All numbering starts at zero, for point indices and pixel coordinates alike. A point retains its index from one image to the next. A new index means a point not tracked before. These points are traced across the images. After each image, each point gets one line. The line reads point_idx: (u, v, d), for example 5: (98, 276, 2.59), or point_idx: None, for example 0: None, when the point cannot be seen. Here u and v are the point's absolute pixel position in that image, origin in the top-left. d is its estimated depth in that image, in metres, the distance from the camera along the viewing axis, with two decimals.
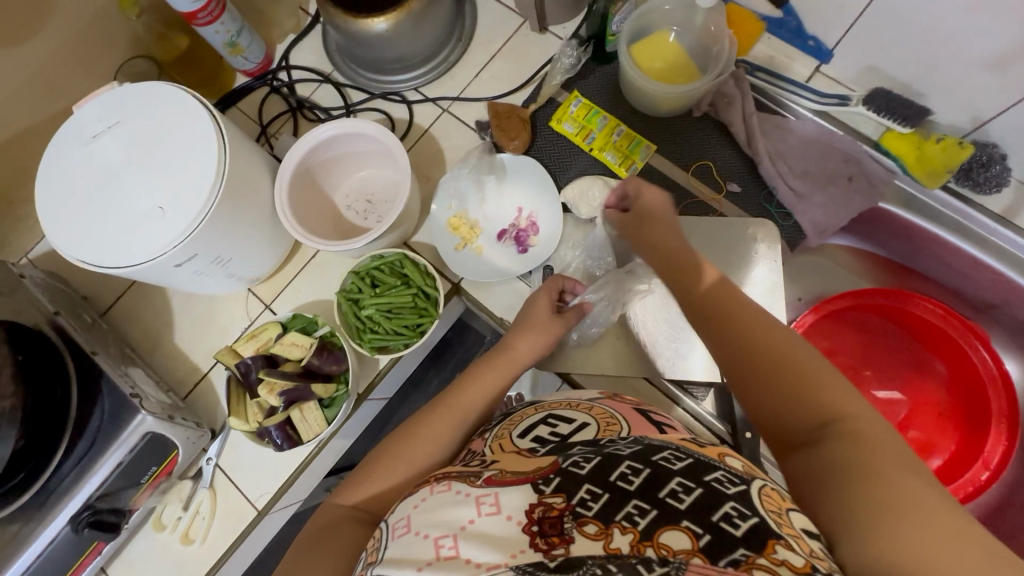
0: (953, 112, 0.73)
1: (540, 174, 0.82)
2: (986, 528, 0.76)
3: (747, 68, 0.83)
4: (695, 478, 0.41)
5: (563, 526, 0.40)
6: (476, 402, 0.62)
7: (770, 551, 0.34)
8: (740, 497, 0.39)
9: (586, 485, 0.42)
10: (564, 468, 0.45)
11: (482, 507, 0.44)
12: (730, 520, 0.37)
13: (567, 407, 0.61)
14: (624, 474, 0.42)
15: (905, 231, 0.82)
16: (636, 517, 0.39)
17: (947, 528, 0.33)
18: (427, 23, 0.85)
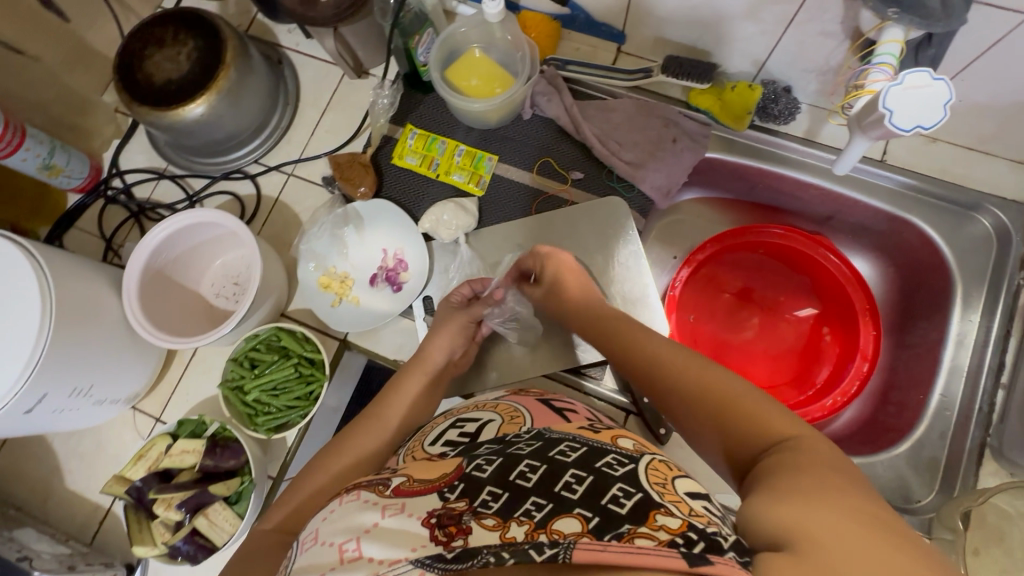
0: (738, 60, 0.81)
1: (394, 212, 0.84)
2: (874, 417, 0.82)
3: (557, 64, 0.88)
4: (588, 467, 0.44)
5: (461, 519, 0.41)
6: (399, 421, 0.63)
7: (650, 520, 0.37)
8: (627, 477, 0.43)
9: (488, 487, 0.44)
10: (468, 474, 0.46)
11: (387, 510, 0.44)
12: (616, 500, 0.39)
13: (474, 410, 0.64)
14: (523, 472, 0.45)
15: (735, 172, 0.89)
16: (533, 512, 0.40)
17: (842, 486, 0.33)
18: (244, 96, 0.85)
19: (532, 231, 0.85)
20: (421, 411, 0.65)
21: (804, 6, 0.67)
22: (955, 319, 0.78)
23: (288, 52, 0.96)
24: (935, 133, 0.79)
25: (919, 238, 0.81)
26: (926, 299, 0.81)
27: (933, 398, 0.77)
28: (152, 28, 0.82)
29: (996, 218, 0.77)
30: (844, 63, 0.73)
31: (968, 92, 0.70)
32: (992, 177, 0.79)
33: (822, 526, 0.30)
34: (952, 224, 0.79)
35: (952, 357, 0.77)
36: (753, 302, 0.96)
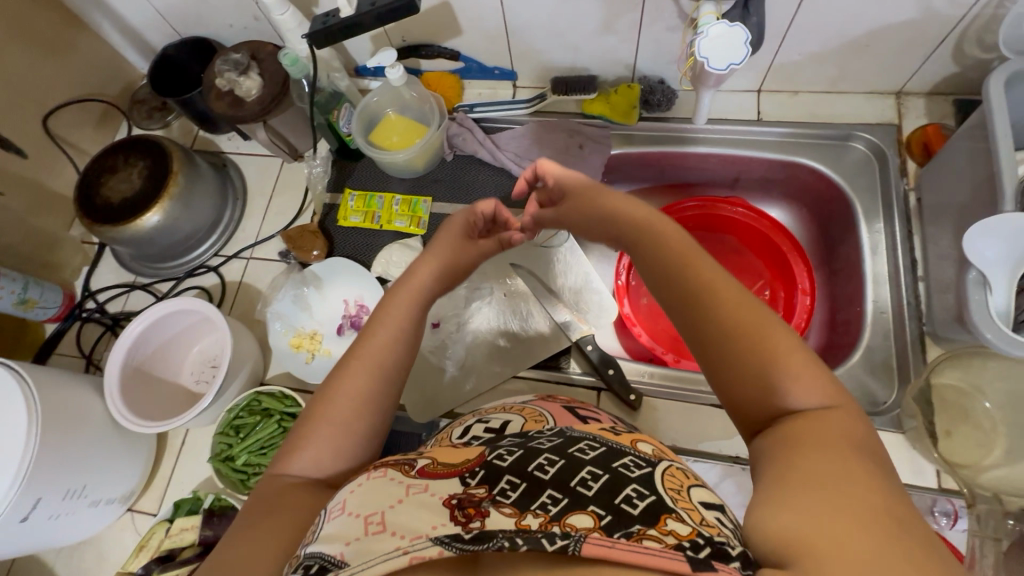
0: (613, 68, 0.94)
1: (348, 265, 0.91)
2: (830, 341, 0.87)
3: (465, 109, 1.00)
4: (604, 467, 0.48)
5: (481, 503, 0.43)
6: (389, 345, 0.59)
7: (661, 523, 0.40)
8: (642, 479, 0.47)
9: (506, 477, 0.47)
10: (489, 462, 0.49)
11: (412, 490, 0.46)
12: (629, 501, 0.43)
13: (502, 412, 0.68)
14: (541, 465, 0.48)
15: (643, 162, 0.99)
16: (549, 505, 0.43)
17: (895, 546, 0.31)
18: (196, 198, 0.94)
19: None
20: (412, 342, 0.61)
21: (645, 9, 0.80)
22: (865, 232, 0.85)
23: (231, 155, 1.07)
24: (795, 86, 0.91)
25: (811, 174, 0.91)
26: (840, 227, 0.90)
27: (868, 307, 0.81)
28: (104, 158, 0.92)
29: (867, 140, 0.88)
30: None
31: (802, 44, 0.83)
32: (855, 109, 0.90)
33: (837, 552, 0.31)
34: (835, 156, 0.89)
35: (872, 266, 0.83)
36: None
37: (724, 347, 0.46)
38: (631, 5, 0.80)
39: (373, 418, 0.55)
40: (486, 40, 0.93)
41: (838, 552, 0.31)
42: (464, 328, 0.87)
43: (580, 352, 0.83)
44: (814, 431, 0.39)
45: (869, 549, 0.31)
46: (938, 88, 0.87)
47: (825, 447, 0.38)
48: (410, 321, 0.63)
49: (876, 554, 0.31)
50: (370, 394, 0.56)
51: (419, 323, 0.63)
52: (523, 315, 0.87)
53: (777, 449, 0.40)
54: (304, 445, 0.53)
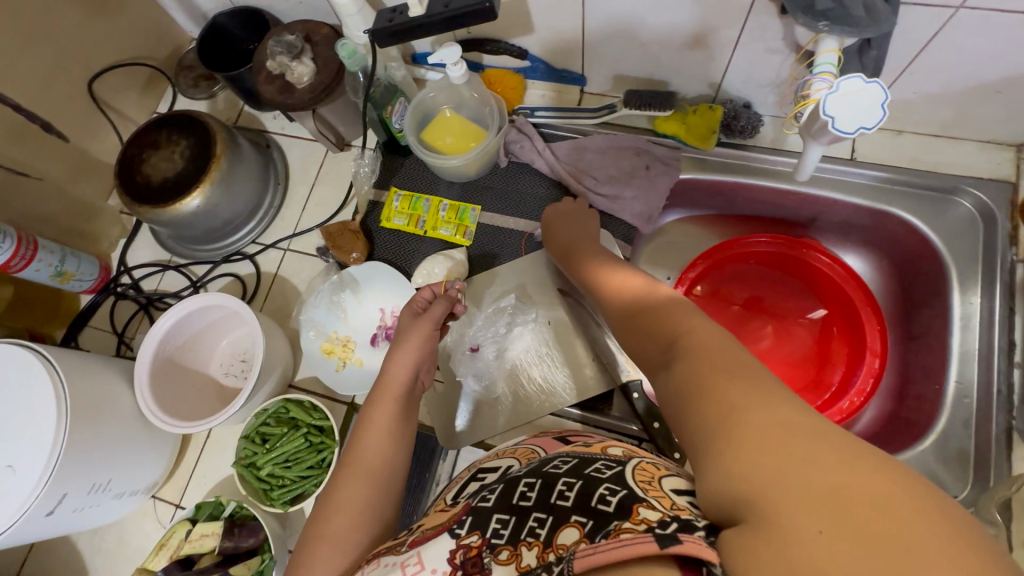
0: (694, 84, 0.85)
1: (388, 273, 0.87)
2: (897, 413, 0.80)
3: (526, 112, 0.93)
4: (578, 473, 0.45)
5: (482, 563, 0.41)
6: (379, 454, 0.58)
7: (634, 515, 0.36)
8: (615, 478, 0.43)
9: (495, 515, 0.44)
10: (475, 506, 0.46)
11: (409, 568, 0.44)
12: (603, 500, 0.39)
13: (497, 458, 0.61)
14: (523, 492, 0.44)
15: (713, 190, 0.91)
16: (537, 529, 0.40)
17: (816, 446, 0.31)
18: (237, 183, 0.90)
19: (524, 273, 0.87)
20: (402, 439, 0.61)
21: (746, 28, 0.71)
22: (957, 302, 0.76)
23: (275, 136, 1.02)
24: (900, 125, 0.81)
25: (903, 227, 0.82)
26: (924, 290, 0.81)
27: (950, 387, 0.74)
28: (146, 133, 0.89)
29: (976, 199, 0.78)
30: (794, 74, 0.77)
31: (921, 84, 0.72)
32: (965, 159, 0.80)
33: (770, 483, 0.31)
34: (935, 211, 0.80)
35: (960, 341, 0.75)
36: (762, 310, 0.94)
37: (655, 349, 0.48)
38: (731, 22, 0.71)
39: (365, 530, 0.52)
40: (559, 41, 0.84)
41: (784, 490, 0.30)
42: (502, 354, 0.83)
43: (623, 396, 0.78)
44: (701, 368, 0.39)
45: (799, 467, 0.30)
46: None
47: (722, 377, 0.38)
48: (397, 414, 0.62)
49: (801, 468, 0.30)
50: (365, 500, 0.54)
51: (404, 419, 0.62)
52: (568, 347, 0.82)
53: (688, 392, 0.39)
54: (309, 568, 0.50)
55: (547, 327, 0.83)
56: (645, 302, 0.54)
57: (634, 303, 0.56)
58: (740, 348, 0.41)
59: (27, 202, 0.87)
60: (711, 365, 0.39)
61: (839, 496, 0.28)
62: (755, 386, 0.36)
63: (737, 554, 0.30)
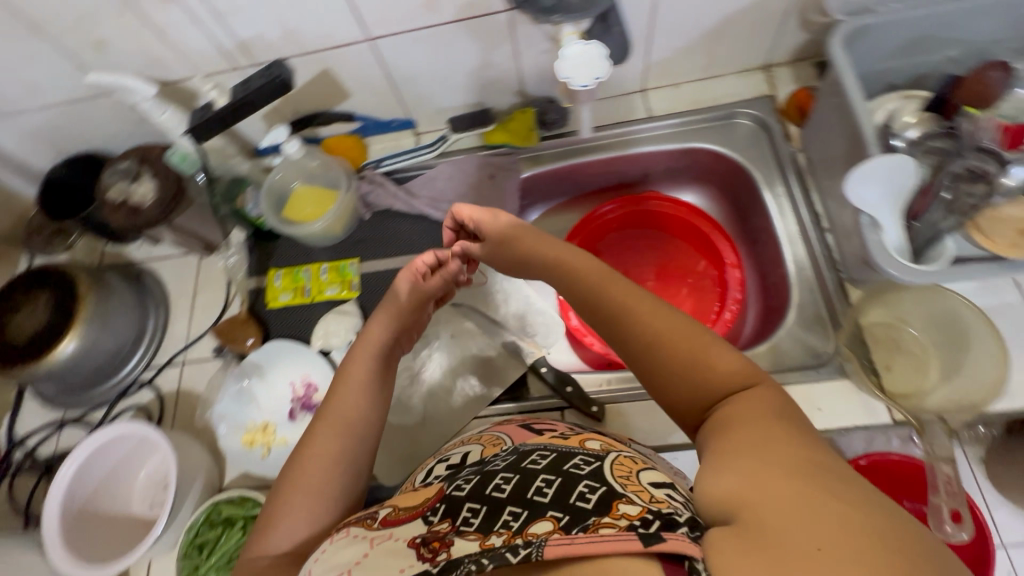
0: (504, 97, 0.97)
1: (288, 347, 0.89)
2: (767, 305, 0.91)
3: (373, 165, 1.01)
4: (557, 470, 0.47)
5: (446, 536, 0.43)
6: (361, 409, 0.61)
7: (614, 510, 0.40)
8: (593, 474, 0.46)
9: (467, 504, 0.46)
10: (449, 495, 0.48)
11: (375, 541, 0.46)
12: (583, 497, 0.43)
13: (463, 444, 0.63)
14: (499, 485, 0.47)
15: (556, 178, 1.02)
16: (511, 521, 0.42)
17: (828, 491, 0.35)
18: (113, 316, 0.91)
19: None
20: (379, 392, 0.64)
21: (517, 40, 0.84)
22: (768, 196, 0.90)
23: (144, 263, 1.03)
24: (675, 79, 0.97)
25: (710, 156, 0.97)
26: (746, 199, 0.96)
27: (790, 267, 0.86)
28: (5, 298, 0.88)
29: (751, 115, 0.94)
30: None
31: (668, 42, 0.88)
32: (732, 90, 0.96)
33: (776, 504, 0.35)
34: (726, 135, 0.95)
35: (784, 227, 0.88)
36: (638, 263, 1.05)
37: (676, 389, 0.49)
38: (503, 39, 0.84)
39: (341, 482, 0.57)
40: (376, 97, 0.94)
41: (785, 511, 0.34)
42: (417, 380, 0.86)
43: (536, 374, 0.84)
44: (739, 413, 0.45)
45: (807, 500, 0.34)
46: (799, 57, 0.94)
47: (752, 423, 0.43)
48: (371, 370, 0.65)
49: (810, 502, 0.34)
50: (340, 454, 0.58)
51: (380, 376, 0.65)
52: (476, 352, 0.87)
53: (718, 431, 0.44)
54: (281, 517, 0.54)
55: (451, 342, 0.88)
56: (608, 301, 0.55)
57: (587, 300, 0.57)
58: (770, 402, 0.45)
59: None
60: (743, 415, 0.44)
61: (845, 526, 0.32)
62: (792, 438, 0.41)
63: (726, 544, 0.34)
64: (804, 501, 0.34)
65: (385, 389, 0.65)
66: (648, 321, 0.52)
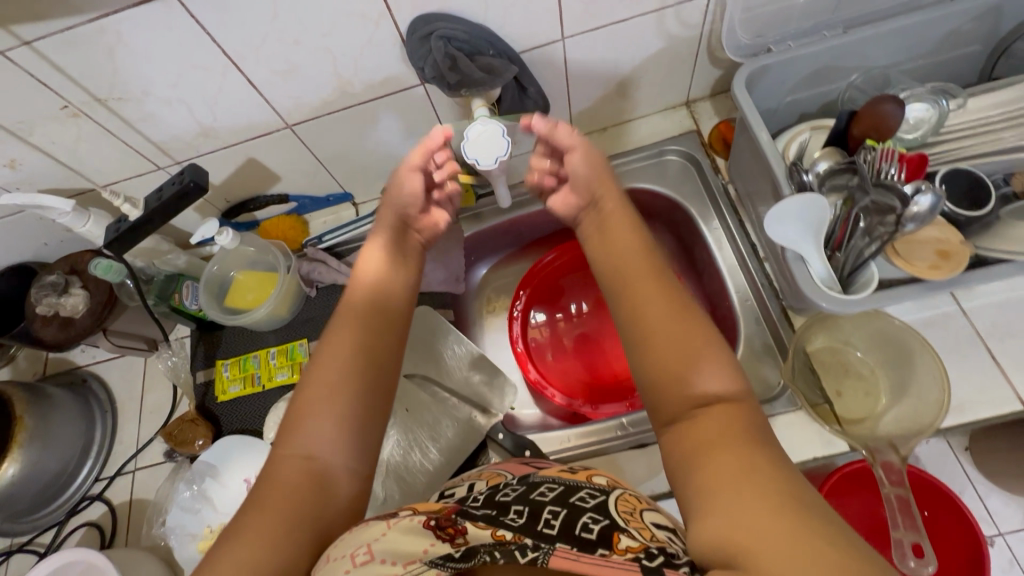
0: None
1: (240, 441, 0.86)
2: None
3: (314, 241, 0.99)
4: (563, 502, 0.49)
5: (456, 522, 0.46)
6: (371, 299, 0.65)
7: (617, 543, 0.42)
8: (597, 508, 0.48)
9: (478, 516, 0.47)
10: (464, 506, 0.50)
11: (392, 519, 0.47)
12: (587, 528, 0.45)
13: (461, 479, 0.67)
14: (509, 516, 0.47)
15: (498, 232, 1.02)
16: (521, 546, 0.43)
17: (794, 521, 0.38)
18: (54, 431, 0.88)
19: None
20: (390, 282, 0.68)
21: (435, 109, 0.85)
22: (705, 229, 0.91)
23: (89, 367, 1.00)
24: (603, 124, 0.99)
25: (646, 194, 0.97)
26: (687, 232, 0.96)
27: (735, 301, 0.86)
28: None
29: (679, 151, 0.95)
30: None
31: (586, 93, 0.90)
32: (658, 128, 0.98)
33: (752, 532, 0.38)
34: (658, 173, 0.96)
35: (724, 259, 0.89)
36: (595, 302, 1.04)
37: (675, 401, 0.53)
38: (422, 111, 0.84)
39: (359, 377, 0.58)
40: (306, 176, 0.94)
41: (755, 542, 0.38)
42: None
43: (494, 441, 0.84)
44: (718, 424, 0.49)
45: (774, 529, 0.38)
46: (717, 90, 0.96)
47: (729, 441, 0.47)
48: (386, 264, 0.70)
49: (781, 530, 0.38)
50: (357, 343, 0.60)
51: (393, 268, 0.70)
52: (431, 423, 0.85)
53: (696, 437, 0.49)
54: (306, 422, 0.55)
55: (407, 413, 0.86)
56: (637, 283, 0.63)
57: (620, 267, 0.66)
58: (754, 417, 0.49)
59: None
60: (727, 429, 0.48)
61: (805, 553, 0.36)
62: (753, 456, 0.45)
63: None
64: (774, 531, 0.38)
65: (398, 283, 0.69)
66: (662, 327, 0.58)
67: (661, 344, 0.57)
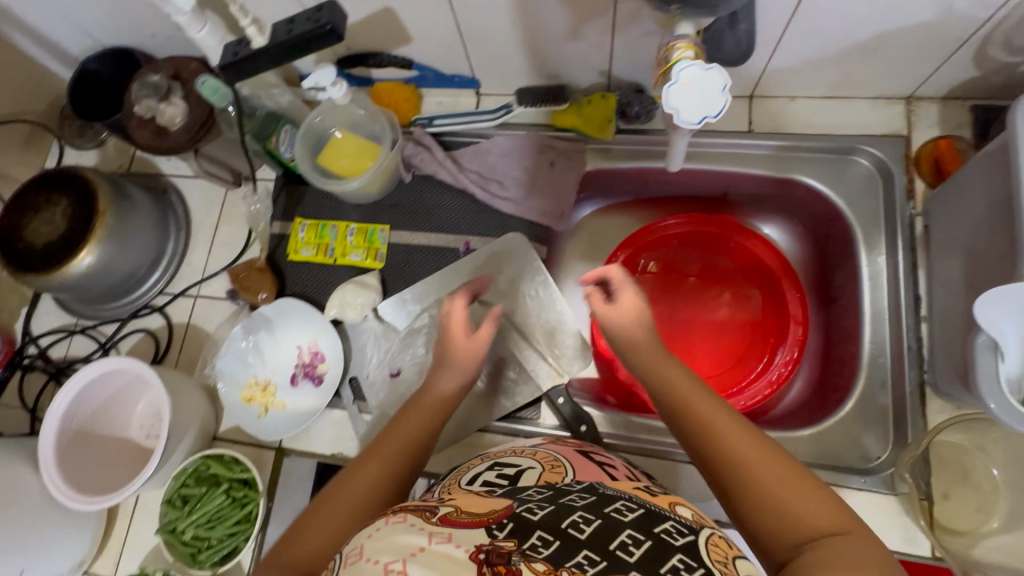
0: (584, 74, 0.82)
1: (300, 308, 0.84)
2: (823, 377, 0.81)
3: (424, 121, 0.90)
4: (646, 531, 0.44)
5: (511, 558, 0.38)
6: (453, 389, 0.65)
7: None
8: (687, 548, 0.42)
9: (539, 532, 0.42)
10: (518, 514, 0.44)
11: (434, 536, 0.40)
12: (677, 572, 0.39)
13: (513, 455, 0.63)
14: (576, 522, 0.44)
15: (621, 177, 0.89)
16: (586, 564, 0.40)
17: None
18: (130, 234, 0.86)
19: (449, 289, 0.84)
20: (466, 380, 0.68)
21: (617, 13, 0.69)
22: (865, 261, 0.77)
23: (172, 178, 0.97)
24: (793, 91, 0.81)
25: (808, 192, 0.82)
26: (835, 250, 0.82)
27: (865, 347, 0.75)
28: (27, 195, 0.84)
29: (872, 155, 0.78)
30: None
31: (799, 50, 0.72)
32: (858, 117, 0.80)
33: None
34: (835, 173, 0.80)
35: (872, 301, 0.76)
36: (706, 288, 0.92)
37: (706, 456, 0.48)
38: (600, 10, 0.69)
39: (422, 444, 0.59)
40: (439, 46, 0.81)
41: None
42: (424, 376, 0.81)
43: (551, 402, 0.78)
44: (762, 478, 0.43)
45: None
46: (954, 94, 0.76)
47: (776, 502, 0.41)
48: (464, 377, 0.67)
49: None
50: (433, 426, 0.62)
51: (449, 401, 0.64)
52: (492, 359, 0.81)
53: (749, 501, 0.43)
54: (368, 464, 0.54)
55: None
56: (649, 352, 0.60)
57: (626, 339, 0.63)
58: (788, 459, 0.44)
59: None
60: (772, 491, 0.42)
61: None
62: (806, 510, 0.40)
63: None
64: None
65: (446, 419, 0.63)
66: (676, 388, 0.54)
67: (688, 407, 0.51)
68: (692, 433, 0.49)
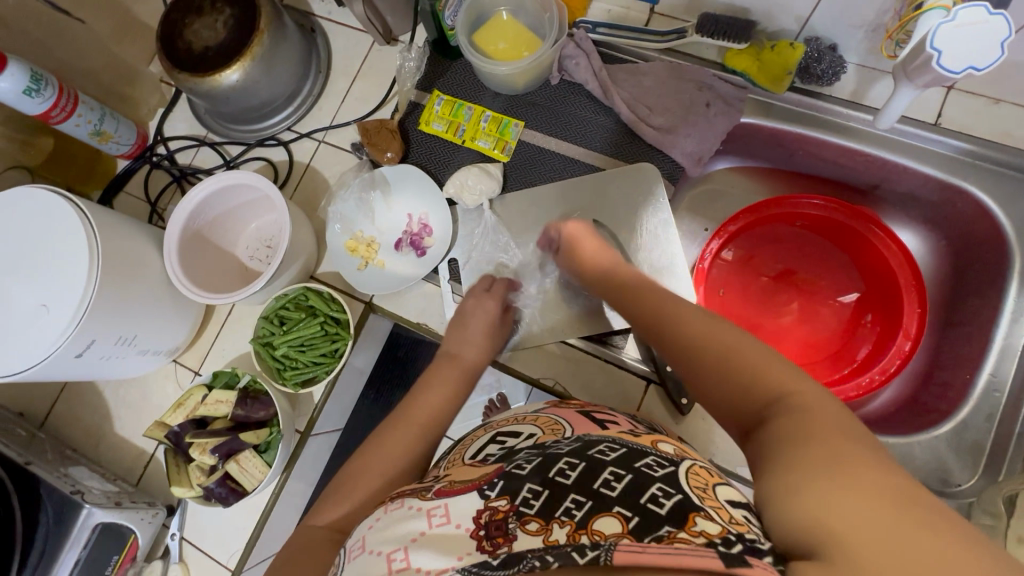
0: (779, 16, 0.75)
1: (420, 178, 0.85)
2: (914, 397, 0.80)
3: (587, 27, 0.86)
4: (627, 466, 0.41)
5: (507, 527, 0.38)
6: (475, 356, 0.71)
7: (691, 525, 0.34)
8: (667, 478, 0.40)
9: (527, 485, 0.40)
10: (508, 472, 0.43)
11: (434, 519, 0.41)
12: (655, 501, 0.37)
13: (514, 422, 0.56)
14: (562, 469, 0.41)
15: (773, 140, 0.84)
16: (574, 510, 0.38)
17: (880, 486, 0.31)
18: (278, 62, 0.86)
19: (571, 205, 0.83)
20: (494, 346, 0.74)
21: None
22: (1012, 296, 0.74)
23: (321, 20, 0.97)
24: (1001, 93, 0.73)
25: (975, 208, 0.75)
26: (976, 278, 0.77)
27: (981, 378, 0.74)
28: None
29: None
30: (881, 19, 0.69)
31: None
32: None
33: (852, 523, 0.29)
34: (1014, 195, 0.73)
35: (1004, 336, 0.74)
36: (800, 285, 0.91)
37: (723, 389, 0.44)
38: None
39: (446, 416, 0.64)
40: None
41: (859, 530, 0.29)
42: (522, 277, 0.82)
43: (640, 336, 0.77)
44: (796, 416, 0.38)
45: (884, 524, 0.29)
46: None
47: (799, 425, 0.37)
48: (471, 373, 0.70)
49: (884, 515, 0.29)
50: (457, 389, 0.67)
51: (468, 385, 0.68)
52: None
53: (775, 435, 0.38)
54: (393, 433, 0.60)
55: None
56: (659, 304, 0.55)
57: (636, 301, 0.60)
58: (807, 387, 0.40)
59: (68, 54, 0.87)
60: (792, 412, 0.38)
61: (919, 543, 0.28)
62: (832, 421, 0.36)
63: None
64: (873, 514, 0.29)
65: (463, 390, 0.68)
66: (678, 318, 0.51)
67: (700, 345, 0.48)
68: (704, 361, 0.46)
